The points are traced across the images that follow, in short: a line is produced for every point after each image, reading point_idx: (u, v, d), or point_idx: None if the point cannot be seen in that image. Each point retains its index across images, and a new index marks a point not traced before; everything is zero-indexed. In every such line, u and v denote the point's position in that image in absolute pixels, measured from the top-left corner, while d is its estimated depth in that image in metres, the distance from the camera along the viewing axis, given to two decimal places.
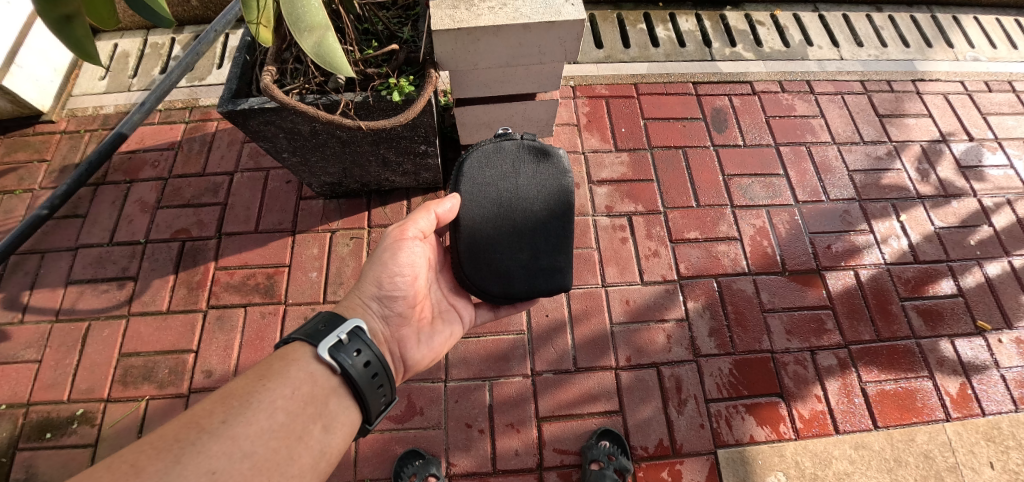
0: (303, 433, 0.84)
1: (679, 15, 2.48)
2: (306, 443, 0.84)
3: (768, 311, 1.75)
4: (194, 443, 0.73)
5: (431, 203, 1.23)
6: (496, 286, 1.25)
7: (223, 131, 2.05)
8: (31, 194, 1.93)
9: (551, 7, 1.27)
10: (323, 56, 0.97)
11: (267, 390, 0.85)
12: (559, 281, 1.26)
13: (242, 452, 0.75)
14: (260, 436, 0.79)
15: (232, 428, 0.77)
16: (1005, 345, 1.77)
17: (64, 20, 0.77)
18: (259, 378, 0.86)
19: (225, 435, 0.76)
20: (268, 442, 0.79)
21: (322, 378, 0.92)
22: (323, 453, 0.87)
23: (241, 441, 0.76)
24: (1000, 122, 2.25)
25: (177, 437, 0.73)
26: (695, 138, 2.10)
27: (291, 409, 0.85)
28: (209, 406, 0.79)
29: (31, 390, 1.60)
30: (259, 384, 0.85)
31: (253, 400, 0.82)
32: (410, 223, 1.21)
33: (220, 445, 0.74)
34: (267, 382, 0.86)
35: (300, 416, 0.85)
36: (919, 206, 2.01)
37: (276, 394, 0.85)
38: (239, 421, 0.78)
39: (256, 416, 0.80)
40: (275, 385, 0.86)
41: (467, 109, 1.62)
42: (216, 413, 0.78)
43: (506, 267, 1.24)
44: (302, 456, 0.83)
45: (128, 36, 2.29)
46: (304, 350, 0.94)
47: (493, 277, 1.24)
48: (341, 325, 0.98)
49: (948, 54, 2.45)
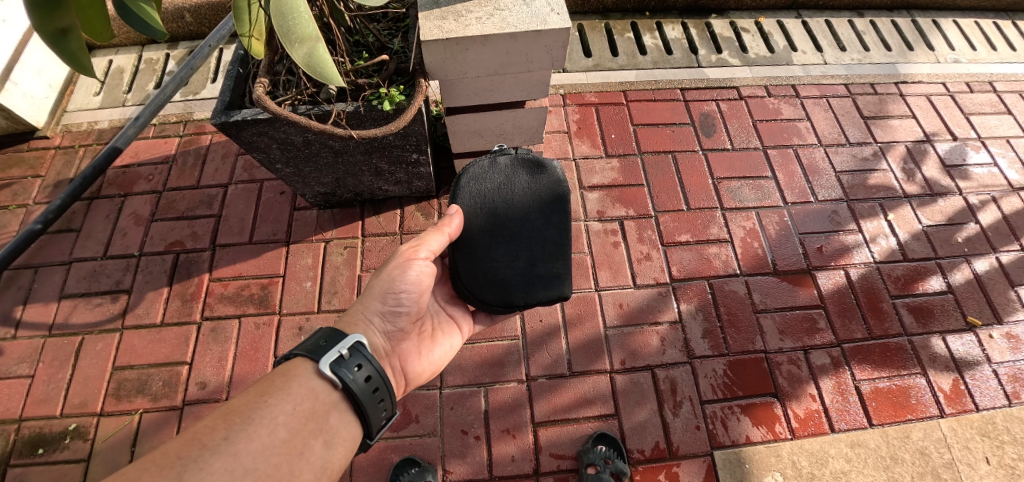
0: (304, 449, 0.84)
1: (666, 23, 2.53)
2: (306, 459, 0.84)
3: (761, 312, 1.77)
4: (196, 460, 0.73)
5: (442, 222, 1.23)
6: (491, 290, 1.26)
7: (217, 144, 2.07)
8: (25, 209, 1.94)
9: (537, 17, 1.31)
10: (315, 67, 1.00)
11: (268, 406, 0.85)
12: (556, 289, 1.27)
13: (243, 469, 0.75)
14: (261, 453, 0.79)
15: (233, 444, 0.77)
16: (996, 340, 1.78)
17: (60, 33, 0.79)
18: (259, 394, 0.87)
19: (226, 451, 0.76)
20: (269, 458, 0.79)
21: (323, 394, 0.92)
22: (324, 468, 0.87)
23: (242, 457, 0.76)
24: (982, 121, 2.30)
25: (179, 454, 0.74)
26: (683, 143, 2.13)
27: (292, 425, 0.85)
28: (211, 423, 0.79)
29: (22, 405, 1.58)
30: (260, 400, 0.85)
31: (253, 416, 0.82)
32: (422, 243, 1.19)
33: (221, 462, 0.74)
34: (268, 398, 0.87)
35: (301, 432, 0.85)
36: (907, 205, 2.04)
37: (277, 411, 0.85)
38: (240, 438, 0.78)
39: (257, 432, 0.80)
40: (276, 401, 0.86)
41: (458, 118, 1.63)
42: (218, 430, 0.79)
43: (502, 274, 1.26)
44: (302, 471, 0.83)
45: (124, 52, 2.32)
46: (305, 365, 0.94)
47: (489, 286, 1.26)
48: (341, 341, 0.98)
49: (929, 57, 2.51)
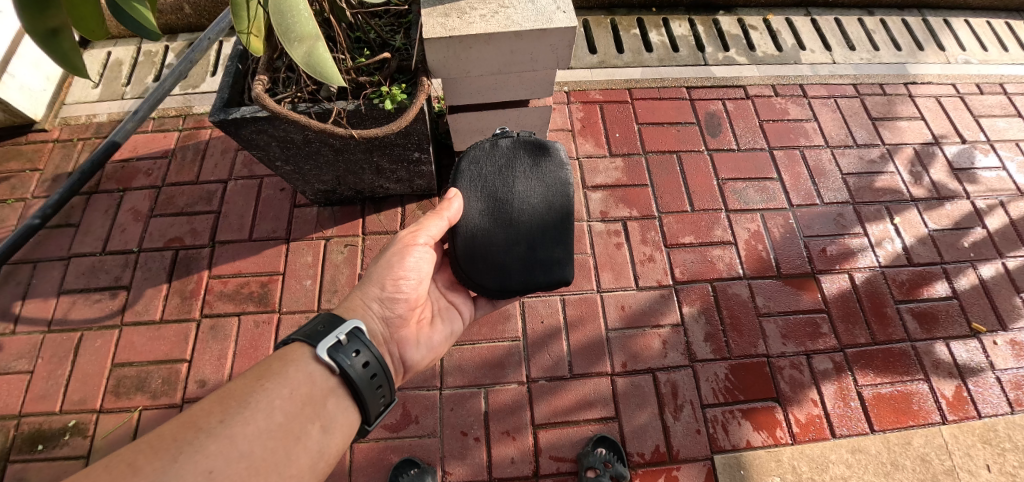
0: (301, 434, 0.83)
1: (672, 20, 2.49)
2: (304, 444, 0.83)
3: (764, 316, 1.75)
4: (192, 443, 0.72)
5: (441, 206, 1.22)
6: (490, 277, 1.25)
7: (217, 139, 2.05)
8: (23, 203, 1.92)
9: (542, 15, 1.28)
10: (314, 66, 0.98)
11: (266, 390, 0.83)
12: (556, 273, 1.26)
13: (240, 452, 0.74)
14: (258, 436, 0.77)
15: (230, 428, 0.76)
16: (1000, 347, 1.77)
17: (51, 34, 0.77)
18: (257, 378, 0.85)
19: (222, 435, 0.74)
20: (267, 442, 0.78)
21: (321, 379, 0.91)
22: (322, 453, 0.86)
23: (239, 441, 0.75)
24: (992, 124, 2.26)
25: (175, 437, 0.72)
26: (689, 143, 2.11)
27: (289, 409, 0.83)
28: (208, 405, 0.78)
29: (22, 401, 1.58)
30: (258, 384, 0.84)
31: (251, 399, 0.81)
32: (422, 229, 1.19)
33: (218, 445, 0.73)
34: (265, 381, 0.85)
35: (298, 416, 0.84)
36: (913, 209, 2.02)
37: (274, 395, 0.83)
38: (238, 421, 0.77)
39: (254, 416, 0.79)
40: (274, 385, 0.85)
41: (460, 116, 1.61)
42: (214, 414, 0.77)
43: (500, 259, 1.24)
44: (299, 456, 0.82)
45: (122, 44, 2.29)
46: (303, 350, 0.92)
47: (489, 271, 1.24)
48: (340, 327, 0.97)
49: (939, 57, 2.47)
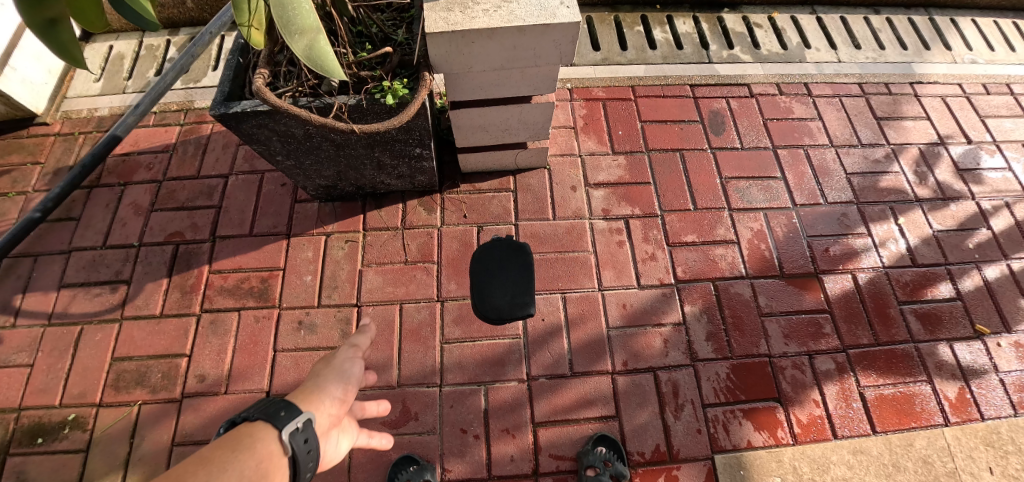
0: None
1: (676, 17, 2.47)
2: None
3: (766, 316, 1.74)
4: None
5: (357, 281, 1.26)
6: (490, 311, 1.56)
7: (218, 133, 2.04)
8: (25, 196, 1.92)
9: (546, 10, 1.27)
10: (315, 60, 0.96)
11: (236, 460, 0.72)
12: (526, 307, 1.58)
13: None
14: None
15: None
16: (1004, 349, 1.75)
17: (49, 24, 0.77)
18: (224, 450, 0.73)
19: None
20: None
21: (280, 464, 0.79)
22: None
23: None
24: (998, 124, 2.25)
25: None
26: (692, 141, 2.09)
27: None
28: (181, 468, 0.65)
29: (22, 395, 1.58)
30: (227, 455, 0.72)
31: (226, 466, 0.70)
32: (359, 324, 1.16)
33: None
34: (229, 454, 0.73)
35: None
36: (918, 209, 2.00)
37: (242, 467, 0.72)
38: None
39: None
40: (241, 458, 0.73)
41: (462, 112, 1.60)
42: (191, 475, 0.65)
43: (496, 302, 1.57)
44: None
45: (124, 38, 2.29)
46: (261, 430, 0.81)
47: (487, 306, 1.56)
48: (301, 412, 0.86)
49: (946, 56, 2.45)
